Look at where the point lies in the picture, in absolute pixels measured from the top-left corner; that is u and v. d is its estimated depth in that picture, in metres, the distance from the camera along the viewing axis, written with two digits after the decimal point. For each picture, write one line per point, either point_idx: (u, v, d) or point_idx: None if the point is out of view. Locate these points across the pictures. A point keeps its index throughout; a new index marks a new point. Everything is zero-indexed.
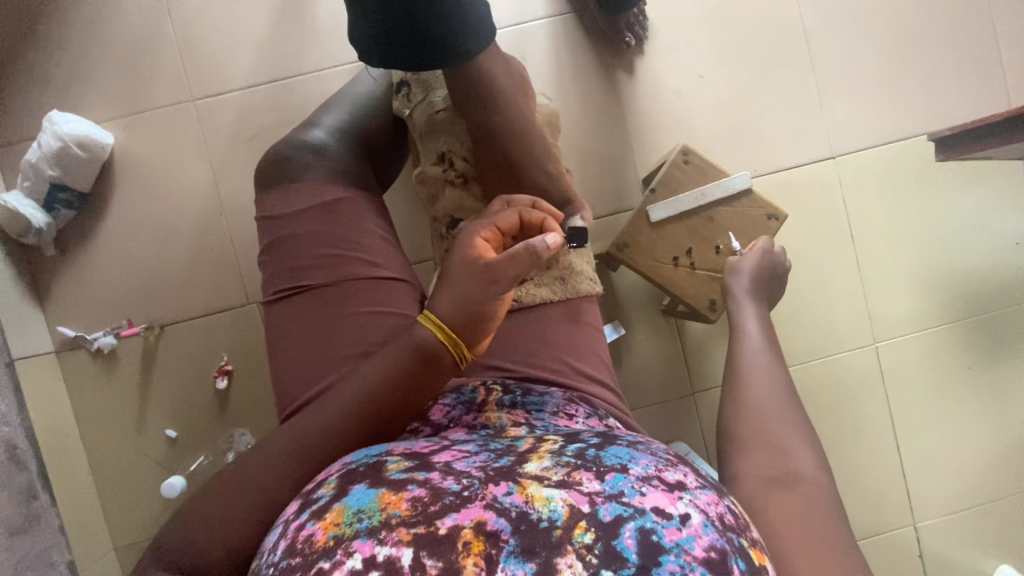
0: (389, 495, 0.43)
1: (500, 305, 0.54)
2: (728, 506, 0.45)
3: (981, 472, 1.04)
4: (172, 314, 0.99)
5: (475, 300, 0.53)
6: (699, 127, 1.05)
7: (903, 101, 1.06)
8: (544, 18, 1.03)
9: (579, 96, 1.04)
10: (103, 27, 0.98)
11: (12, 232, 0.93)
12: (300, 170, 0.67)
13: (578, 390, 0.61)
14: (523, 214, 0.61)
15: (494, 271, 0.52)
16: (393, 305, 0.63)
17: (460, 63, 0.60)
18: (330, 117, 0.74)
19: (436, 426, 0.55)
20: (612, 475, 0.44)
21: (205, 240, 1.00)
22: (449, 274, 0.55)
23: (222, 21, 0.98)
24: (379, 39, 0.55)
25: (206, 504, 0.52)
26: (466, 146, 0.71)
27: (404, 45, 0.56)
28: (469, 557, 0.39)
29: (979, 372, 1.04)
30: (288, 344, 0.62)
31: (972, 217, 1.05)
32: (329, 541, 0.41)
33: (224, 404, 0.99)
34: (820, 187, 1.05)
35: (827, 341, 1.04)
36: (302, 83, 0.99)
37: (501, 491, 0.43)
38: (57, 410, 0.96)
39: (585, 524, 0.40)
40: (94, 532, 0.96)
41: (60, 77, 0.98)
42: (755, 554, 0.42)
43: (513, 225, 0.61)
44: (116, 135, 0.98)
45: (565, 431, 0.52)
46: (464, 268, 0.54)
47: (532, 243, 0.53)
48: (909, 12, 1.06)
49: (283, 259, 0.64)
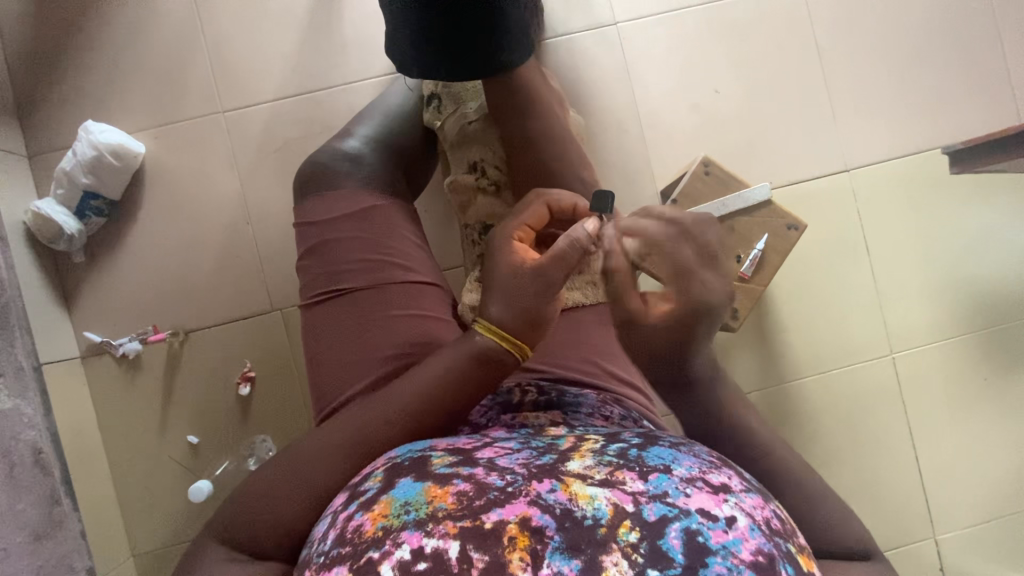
0: (435, 488, 0.44)
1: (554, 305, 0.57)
2: (774, 511, 0.45)
3: (1003, 485, 1.04)
4: (197, 320, 1.01)
5: (529, 300, 0.55)
6: (716, 141, 1.07)
7: (917, 117, 1.09)
8: (564, 34, 1.06)
9: (598, 109, 1.06)
10: (136, 40, 1.01)
11: (44, 239, 0.95)
12: (336, 179, 0.69)
13: (612, 392, 0.62)
14: (550, 204, 0.65)
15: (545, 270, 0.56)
16: (431, 309, 0.65)
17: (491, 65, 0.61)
18: (364, 127, 0.76)
19: (476, 425, 0.56)
20: (655, 475, 0.44)
21: (231, 247, 1.01)
22: (495, 278, 0.57)
23: (254, 36, 1.02)
24: (416, 44, 0.59)
25: (247, 492, 0.53)
26: (498, 154, 0.71)
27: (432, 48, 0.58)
28: (515, 552, 0.40)
29: (998, 385, 1.04)
30: (325, 347, 0.63)
31: (988, 231, 1.06)
32: (377, 531, 0.42)
33: (245, 410, 1.00)
34: (835, 199, 1.07)
35: (845, 351, 1.05)
36: (330, 95, 1.02)
37: (545, 488, 0.43)
38: (82, 415, 0.97)
39: (629, 523, 0.41)
40: (114, 537, 0.97)
41: (94, 89, 1.00)
42: (803, 560, 0.42)
43: (542, 219, 0.64)
44: (147, 145, 1.01)
45: (606, 431, 0.52)
46: (514, 270, 0.57)
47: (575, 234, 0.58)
48: (920, 29, 1.09)
49: (321, 265, 0.66)
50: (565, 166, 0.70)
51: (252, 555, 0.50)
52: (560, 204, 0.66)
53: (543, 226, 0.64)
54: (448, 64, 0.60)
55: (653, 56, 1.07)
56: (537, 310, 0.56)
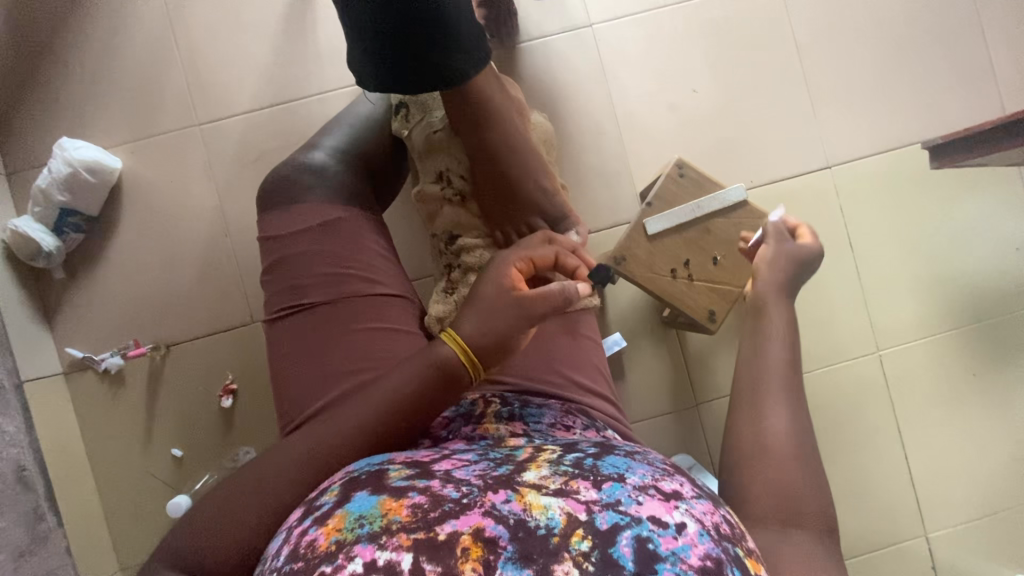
0: (391, 501, 0.44)
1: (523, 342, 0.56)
2: (724, 516, 0.45)
3: (994, 482, 1.02)
4: (179, 333, 1.01)
5: (502, 333, 0.54)
6: (695, 140, 1.07)
7: (898, 111, 1.07)
8: (539, 38, 1.05)
9: (574, 113, 1.06)
10: (110, 55, 1.01)
11: (23, 256, 0.96)
12: (299, 192, 0.69)
13: (577, 403, 0.62)
14: (560, 255, 0.63)
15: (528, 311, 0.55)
16: (396, 322, 0.65)
17: (446, 61, 0.59)
18: (330, 138, 0.76)
19: (436, 437, 0.57)
20: (610, 484, 0.44)
21: (210, 260, 1.01)
22: (479, 296, 0.56)
23: (228, 48, 1.01)
24: (367, 49, 0.58)
25: (209, 512, 0.53)
26: (462, 163, 0.71)
27: (382, 48, 0.57)
28: (468, 562, 0.39)
29: (987, 381, 1.03)
30: (289, 361, 0.63)
31: (973, 225, 1.05)
32: (331, 545, 0.42)
33: (229, 422, 1.00)
34: (817, 196, 1.06)
35: (830, 350, 1.04)
36: (305, 105, 1.02)
37: (500, 498, 0.43)
38: (65, 431, 0.97)
39: (582, 532, 0.41)
40: (100, 552, 0.97)
41: (70, 105, 1.01)
42: (751, 564, 0.42)
43: (548, 260, 0.62)
44: (124, 160, 1.01)
45: (564, 441, 0.53)
46: (503, 300, 0.55)
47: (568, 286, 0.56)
48: (899, 21, 1.08)
49: (284, 278, 0.65)
50: (529, 173, 0.69)
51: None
52: (567, 259, 0.63)
53: (544, 267, 0.62)
54: (399, 61, 0.58)
55: (629, 57, 1.07)
56: (507, 342, 0.55)
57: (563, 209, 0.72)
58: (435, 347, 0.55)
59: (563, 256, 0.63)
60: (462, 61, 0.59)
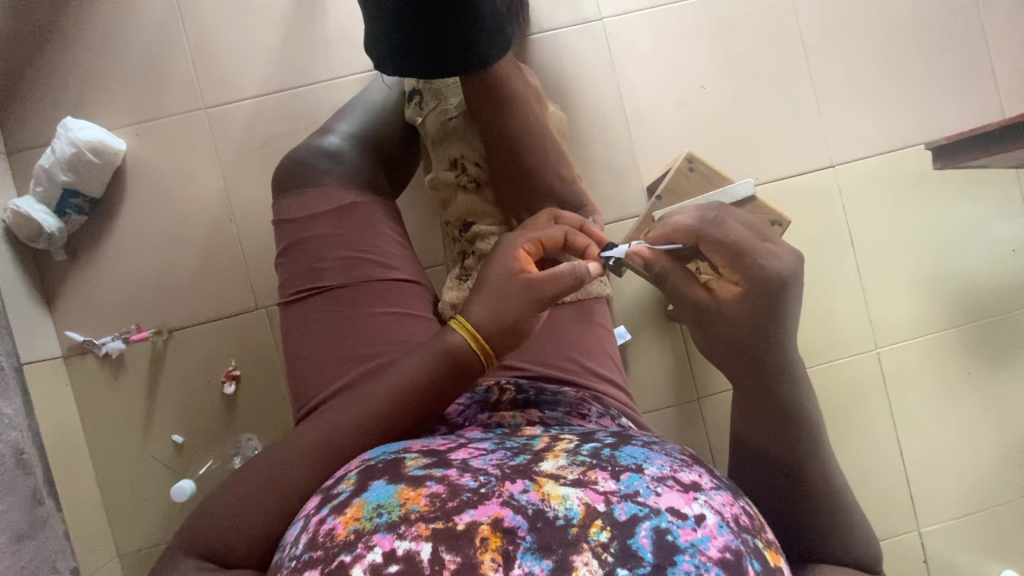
0: (408, 491, 0.44)
1: (535, 324, 0.56)
2: (743, 507, 0.46)
3: (985, 478, 1.05)
4: (181, 318, 1.00)
5: (511, 314, 0.55)
6: (703, 136, 1.07)
7: (902, 112, 1.09)
8: (549, 30, 1.06)
9: (584, 105, 1.06)
10: (116, 35, 1.00)
11: (24, 236, 0.94)
12: (316, 176, 0.69)
13: (590, 389, 0.63)
14: (569, 235, 0.64)
15: (538, 292, 0.55)
16: (411, 308, 0.65)
17: (470, 51, 0.59)
18: (344, 124, 0.76)
19: (453, 424, 0.57)
20: (627, 475, 0.45)
21: (214, 245, 1.01)
22: (489, 281, 0.56)
23: (235, 31, 1.00)
24: (393, 32, 0.57)
25: (223, 498, 0.53)
26: (478, 151, 0.71)
27: (410, 34, 0.57)
28: (487, 553, 0.40)
29: (980, 379, 1.05)
30: (302, 346, 0.63)
31: (970, 226, 1.07)
32: (349, 535, 0.42)
33: (230, 407, 0.99)
34: (820, 194, 1.07)
35: (829, 346, 1.06)
36: (313, 92, 1.01)
37: (518, 488, 0.44)
38: (64, 414, 0.96)
39: (601, 523, 0.41)
40: (99, 536, 0.96)
41: (74, 85, 0.99)
42: (771, 555, 0.43)
43: (557, 241, 0.63)
44: (128, 142, 1.00)
45: (580, 431, 0.53)
46: (512, 283, 0.56)
47: (578, 267, 0.57)
48: (904, 24, 1.09)
49: (300, 261, 0.65)
50: (544, 164, 0.69)
51: (223, 563, 0.50)
52: (574, 239, 0.64)
53: (553, 247, 0.63)
54: (423, 46, 0.58)
55: (639, 51, 1.07)
56: (517, 325, 0.55)
57: (581, 197, 0.72)
58: (450, 334, 0.54)
59: (571, 236, 0.64)
60: (484, 49, 0.61)
